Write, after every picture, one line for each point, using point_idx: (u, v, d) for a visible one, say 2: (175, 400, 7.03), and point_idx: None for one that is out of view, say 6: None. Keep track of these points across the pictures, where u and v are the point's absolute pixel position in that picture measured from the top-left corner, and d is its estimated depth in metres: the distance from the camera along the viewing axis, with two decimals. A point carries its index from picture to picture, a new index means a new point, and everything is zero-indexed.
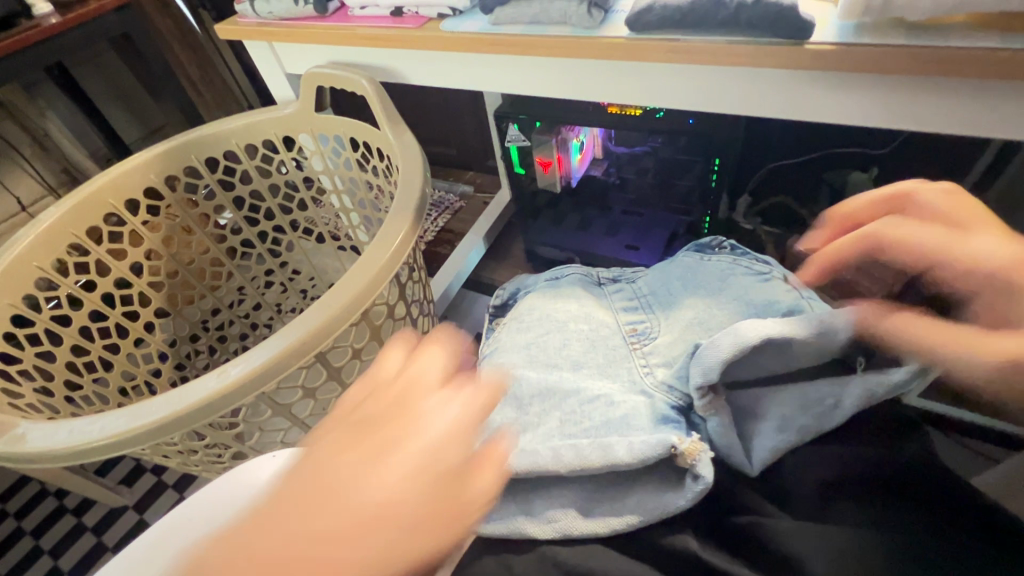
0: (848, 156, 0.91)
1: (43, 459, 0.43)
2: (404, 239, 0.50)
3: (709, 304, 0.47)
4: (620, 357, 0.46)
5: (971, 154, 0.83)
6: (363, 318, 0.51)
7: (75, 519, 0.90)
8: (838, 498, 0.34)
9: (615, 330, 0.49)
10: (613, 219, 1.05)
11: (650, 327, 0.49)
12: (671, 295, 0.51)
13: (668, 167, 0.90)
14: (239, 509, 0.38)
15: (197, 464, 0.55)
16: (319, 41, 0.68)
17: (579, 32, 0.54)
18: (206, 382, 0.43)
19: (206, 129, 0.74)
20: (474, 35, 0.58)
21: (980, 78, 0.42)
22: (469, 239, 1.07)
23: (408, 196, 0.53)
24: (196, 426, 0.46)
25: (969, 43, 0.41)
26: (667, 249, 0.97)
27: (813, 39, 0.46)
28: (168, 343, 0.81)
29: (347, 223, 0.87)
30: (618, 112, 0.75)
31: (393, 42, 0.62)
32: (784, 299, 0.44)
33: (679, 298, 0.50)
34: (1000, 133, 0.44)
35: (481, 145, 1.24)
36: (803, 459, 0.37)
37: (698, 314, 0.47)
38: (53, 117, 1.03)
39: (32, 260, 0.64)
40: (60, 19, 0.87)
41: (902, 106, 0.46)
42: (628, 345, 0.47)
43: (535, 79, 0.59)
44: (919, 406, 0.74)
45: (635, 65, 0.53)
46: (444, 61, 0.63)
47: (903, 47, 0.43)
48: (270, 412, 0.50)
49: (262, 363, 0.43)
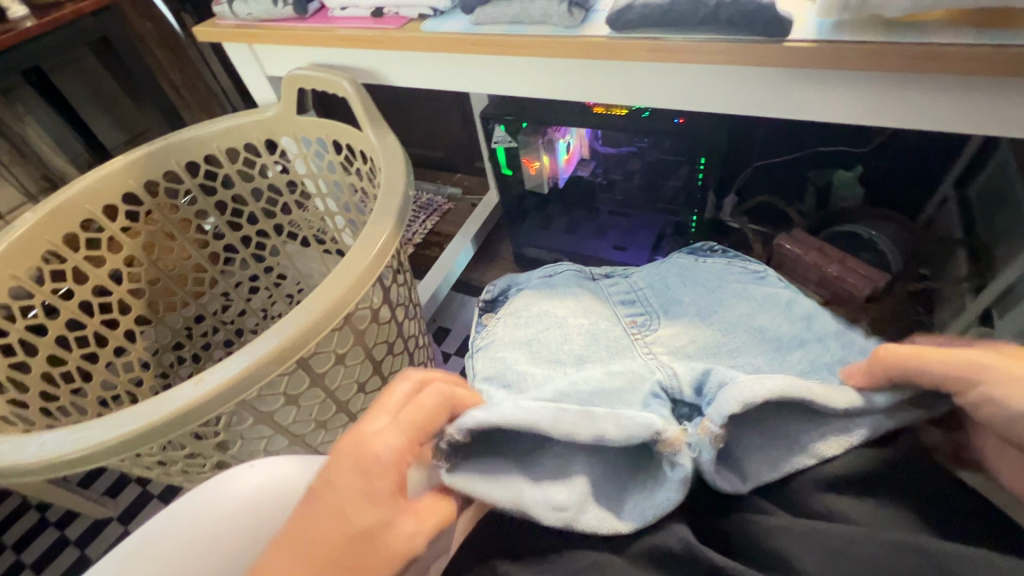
0: (832, 154, 0.92)
1: (16, 473, 0.42)
2: (386, 242, 0.50)
3: (710, 305, 0.47)
4: (621, 348, 0.45)
5: (951, 152, 0.85)
6: (347, 322, 0.50)
7: (58, 532, 0.88)
8: (829, 491, 0.34)
9: (613, 322, 0.48)
10: (601, 220, 1.04)
11: (649, 321, 0.48)
12: (669, 292, 0.50)
13: (654, 167, 0.90)
14: (215, 521, 0.36)
15: (180, 474, 0.53)
16: (302, 42, 0.67)
17: (561, 31, 0.53)
18: (184, 390, 0.43)
19: (186, 133, 0.73)
20: (456, 35, 0.57)
21: (958, 74, 0.42)
22: (458, 241, 1.07)
23: (390, 198, 0.53)
24: (177, 436, 0.45)
25: (945, 40, 0.42)
26: (656, 250, 0.97)
27: (792, 37, 0.46)
28: (150, 352, 0.80)
29: (333, 227, 0.86)
30: (605, 113, 0.75)
31: (375, 43, 0.62)
32: (780, 298, 0.45)
33: (677, 295, 0.50)
34: (978, 128, 0.45)
35: (468, 147, 1.24)
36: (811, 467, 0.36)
37: (699, 314, 0.47)
38: (31, 121, 0.99)
39: (7, 268, 0.63)
40: (37, 23, 0.85)
41: (880, 105, 0.47)
42: (629, 336, 0.46)
43: (519, 79, 0.59)
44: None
45: (618, 64, 0.53)
46: (427, 63, 0.63)
47: (882, 44, 0.43)
48: (251, 418, 0.49)
49: (241, 371, 0.43)
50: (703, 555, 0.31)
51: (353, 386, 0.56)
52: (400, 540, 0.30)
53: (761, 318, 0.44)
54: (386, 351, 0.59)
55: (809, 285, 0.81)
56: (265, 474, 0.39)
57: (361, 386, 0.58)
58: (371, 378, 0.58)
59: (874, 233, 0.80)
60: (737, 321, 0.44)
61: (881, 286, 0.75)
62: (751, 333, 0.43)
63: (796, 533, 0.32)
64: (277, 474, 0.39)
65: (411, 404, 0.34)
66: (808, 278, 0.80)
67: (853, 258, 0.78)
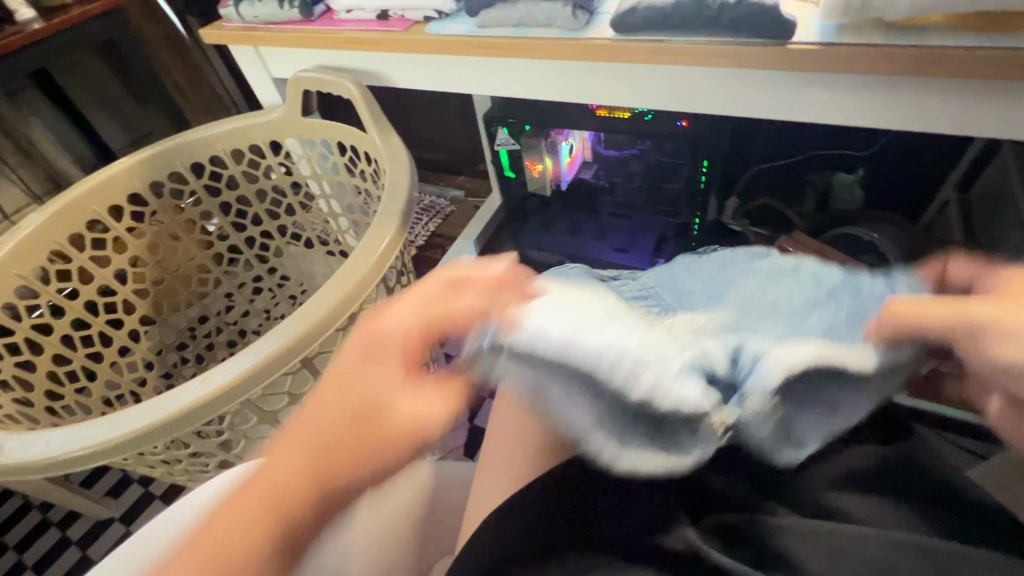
0: (834, 157, 0.93)
1: (22, 471, 0.42)
2: (391, 243, 0.50)
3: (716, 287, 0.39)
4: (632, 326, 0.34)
5: (954, 156, 0.85)
6: (351, 322, 0.50)
7: (59, 532, 0.88)
8: (834, 489, 0.35)
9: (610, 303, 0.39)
10: (602, 221, 1.03)
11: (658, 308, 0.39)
12: (678, 284, 0.42)
13: (657, 170, 0.90)
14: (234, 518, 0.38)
15: (183, 473, 0.54)
16: (308, 44, 0.68)
17: (566, 34, 0.54)
18: (190, 389, 0.43)
19: (192, 135, 0.74)
20: (461, 37, 0.58)
21: (960, 77, 0.42)
22: (460, 243, 1.08)
23: (394, 200, 0.53)
24: (181, 435, 0.45)
25: (947, 43, 0.42)
26: (658, 252, 0.96)
27: (795, 40, 0.46)
28: (154, 351, 0.80)
29: (337, 228, 0.86)
30: (607, 115, 0.76)
31: (381, 46, 0.62)
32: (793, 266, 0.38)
33: (686, 283, 0.41)
34: (980, 130, 0.45)
35: (471, 150, 1.24)
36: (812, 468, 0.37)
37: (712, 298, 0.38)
38: (37, 123, 1.00)
39: (13, 267, 0.63)
40: (44, 25, 0.86)
41: (883, 107, 0.47)
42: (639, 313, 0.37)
43: (522, 81, 0.59)
44: (935, 412, 0.82)
45: (621, 66, 0.54)
46: (432, 65, 0.63)
47: (884, 47, 0.43)
48: (256, 418, 0.49)
49: (246, 370, 0.43)
50: (706, 555, 0.31)
51: None
52: (407, 410, 0.30)
53: (776, 287, 0.36)
54: None
55: None
56: None
57: None
58: None
59: (877, 235, 0.79)
60: (748, 300, 0.36)
61: None
62: (774, 305, 0.35)
63: (800, 533, 0.32)
64: None
65: (436, 283, 0.33)
66: None
67: (854, 260, 0.79)
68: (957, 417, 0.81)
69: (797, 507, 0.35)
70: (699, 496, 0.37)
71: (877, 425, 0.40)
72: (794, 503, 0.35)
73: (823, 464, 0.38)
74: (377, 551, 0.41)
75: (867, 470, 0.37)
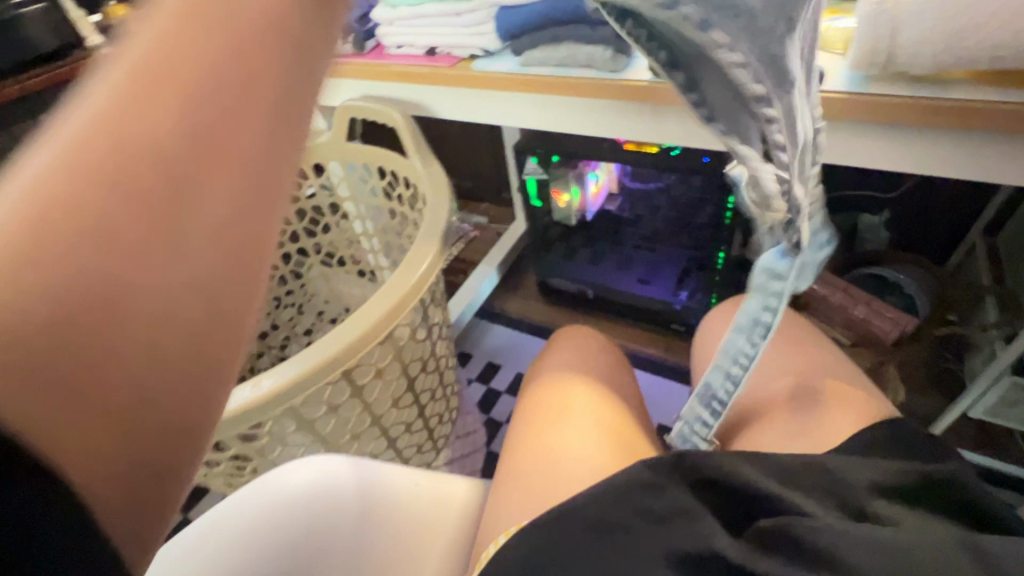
0: (859, 198, 0.95)
1: None
2: (429, 265, 0.52)
3: None
4: None
5: (978, 202, 0.87)
6: (387, 338, 0.52)
7: None
8: (877, 496, 0.35)
9: None
10: (625, 253, 1.10)
11: None
12: None
13: (681, 204, 0.93)
14: (276, 506, 0.42)
15: (220, 477, 0.55)
16: (358, 76, 0.73)
17: (604, 74, 0.56)
18: (241, 392, 0.45)
19: None
20: (505, 74, 0.61)
21: (984, 129, 0.44)
22: (482, 268, 1.10)
23: (434, 224, 0.56)
24: (228, 436, 0.47)
25: (967, 96, 0.44)
26: (681, 284, 1.02)
27: (823, 88, 0.48)
28: None
29: (369, 248, 0.89)
30: (634, 150, 0.77)
31: (428, 79, 0.66)
32: None
33: None
34: (1005, 179, 0.47)
35: (496, 178, 1.29)
36: (867, 473, 0.37)
37: None
38: None
39: None
40: None
41: (909, 153, 0.49)
42: None
43: (558, 117, 0.62)
44: (971, 462, 0.79)
45: (657, 109, 0.56)
46: (471, 99, 0.67)
47: (909, 99, 0.45)
48: (293, 424, 0.51)
49: (295, 376, 0.45)
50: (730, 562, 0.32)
51: (388, 401, 0.58)
52: None
53: None
54: (420, 368, 0.61)
55: (836, 326, 0.83)
56: (313, 472, 0.44)
57: (395, 402, 0.60)
58: (405, 395, 0.60)
59: (903, 275, 0.82)
60: None
61: (910, 331, 0.78)
62: None
63: (834, 537, 0.32)
64: (326, 473, 0.44)
65: None
66: (834, 318, 0.83)
67: (879, 301, 0.80)
68: (1005, 469, 0.78)
69: (839, 508, 0.36)
70: (742, 499, 0.37)
71: (924, 445, 0.39)
72: (835, 504, 0.36)
73: (859, 466, 0.38)
74: (404, 552, 0.43)
75: (912, 485, 0.36)
